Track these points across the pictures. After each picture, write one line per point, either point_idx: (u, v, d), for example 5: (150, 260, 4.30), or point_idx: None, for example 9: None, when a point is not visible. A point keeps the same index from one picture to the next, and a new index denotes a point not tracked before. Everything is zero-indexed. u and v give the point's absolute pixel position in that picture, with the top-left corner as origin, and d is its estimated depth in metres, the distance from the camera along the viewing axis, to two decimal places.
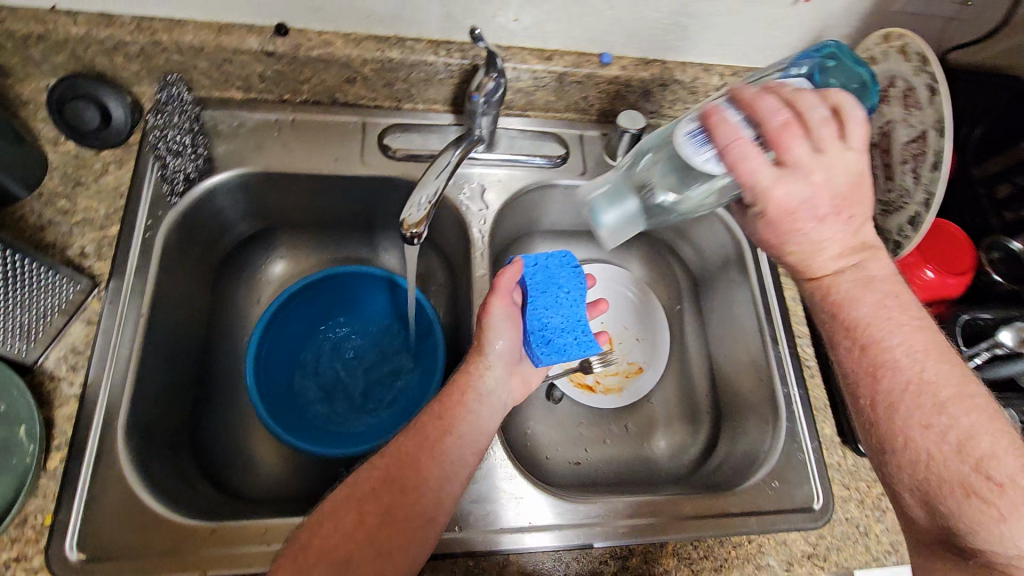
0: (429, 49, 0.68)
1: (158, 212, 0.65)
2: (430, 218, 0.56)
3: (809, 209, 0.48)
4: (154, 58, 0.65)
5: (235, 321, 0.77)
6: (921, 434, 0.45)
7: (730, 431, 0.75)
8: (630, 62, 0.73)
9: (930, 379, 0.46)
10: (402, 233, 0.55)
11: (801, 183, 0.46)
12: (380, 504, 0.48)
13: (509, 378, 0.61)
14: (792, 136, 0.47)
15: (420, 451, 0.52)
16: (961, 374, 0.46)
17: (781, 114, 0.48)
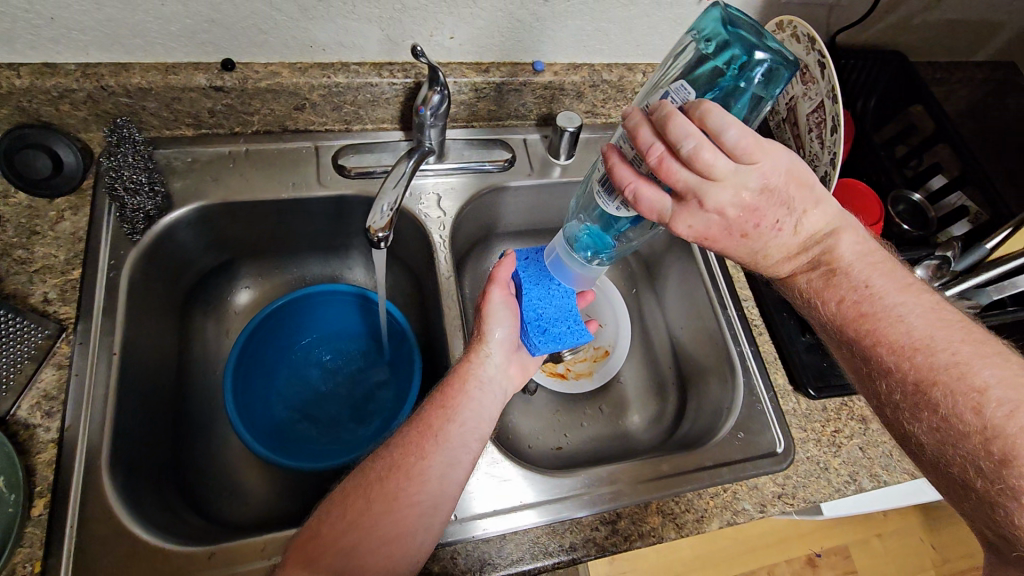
0: (373, 71, 0.73)
1: (120, 252, 0.65)
2: (394, 222, 0.58)
3: (718, 226, 0.52)
4: (101, 102, 0.67)
5: (207, 354, 0.77)
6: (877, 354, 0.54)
7: (695, 396, 0.81)
8: (561, 68, 0.80)
9: (880, 306, 0.54)
10: (368, 238, 0.57)
11: (699, 212, 0.50)
12: (385, 492, 0.52)
13: (508, 366, 0.64)
14: (673, 170, 0.48)
15: (426, 440, 0.56)
16: (914, 308, 0.54)
17: (657, 147, 0.48)
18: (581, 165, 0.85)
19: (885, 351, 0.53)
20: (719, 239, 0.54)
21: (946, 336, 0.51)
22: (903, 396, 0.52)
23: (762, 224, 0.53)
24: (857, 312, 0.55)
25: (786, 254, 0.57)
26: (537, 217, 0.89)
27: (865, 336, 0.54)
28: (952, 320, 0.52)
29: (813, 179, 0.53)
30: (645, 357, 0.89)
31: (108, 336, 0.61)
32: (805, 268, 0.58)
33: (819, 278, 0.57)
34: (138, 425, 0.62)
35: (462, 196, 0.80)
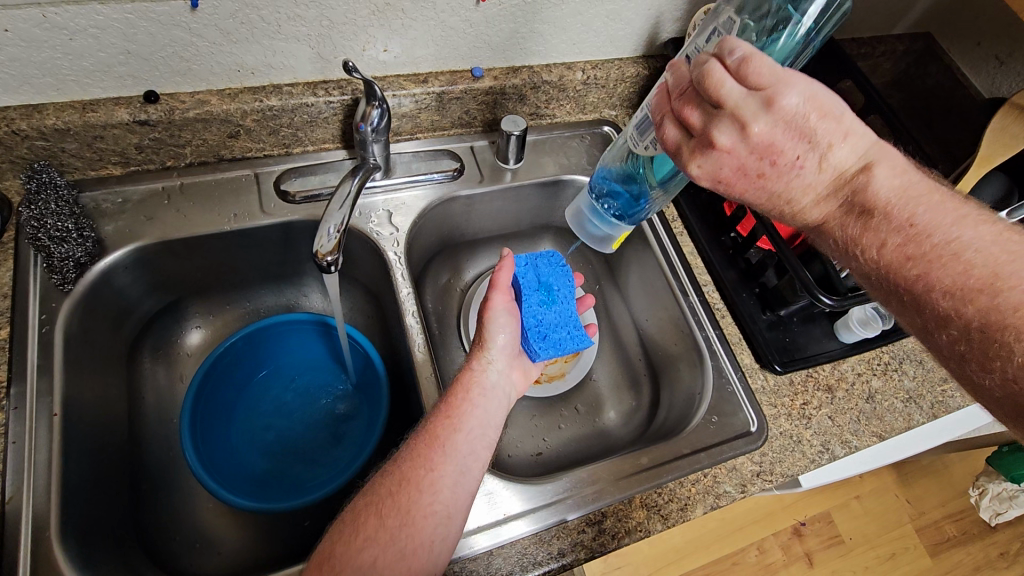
0: (308, 91, 0.71)
1: (51, 304, 0.61)
2: (342, 244, 0.56)
3: (736, 170, 0.50)
4: (15, 148, 0.62)
5: (160, 401, 0.73)
6: (932, 299, 0.48)
7: (667, 385, 0.81)
8: (500, 72, 0.79)
9: (932, 244, 0.48)
10: (316, 264, 0.55)
11: (709, 151, 0.49)
12: (398, 506, 0.51)
13: (511, 372, 0.64)
14: (689, 107, 0.49)
15: (434, 450, 0.54)
16: (983, 237, 0.48)
17: (682, 86, 0.51)
18: (531, 168, 0.84)
19: (944, 294, 0.48)
20: (737, 182, 0.51)
21: (1008, 274, 0.46)
22: (964, 345, 0.47)
23: (781, 162, 0.49)
24: (903, 254, 0.49)
25: (813, 196, 0.52)
26: (494, 224, 0.88)
27: (915, 281, 0.49)
28: (1017, 251, 0.47)
29: (841, 110, 0.48)
30: (617, 352, 0.90)
31: (46, 396, 0.57)
32: (838, 213, 0.52)
33: (855, 222, 0.51)
34: (89, 488, 0.58)
35: (412, 211, 0.78)
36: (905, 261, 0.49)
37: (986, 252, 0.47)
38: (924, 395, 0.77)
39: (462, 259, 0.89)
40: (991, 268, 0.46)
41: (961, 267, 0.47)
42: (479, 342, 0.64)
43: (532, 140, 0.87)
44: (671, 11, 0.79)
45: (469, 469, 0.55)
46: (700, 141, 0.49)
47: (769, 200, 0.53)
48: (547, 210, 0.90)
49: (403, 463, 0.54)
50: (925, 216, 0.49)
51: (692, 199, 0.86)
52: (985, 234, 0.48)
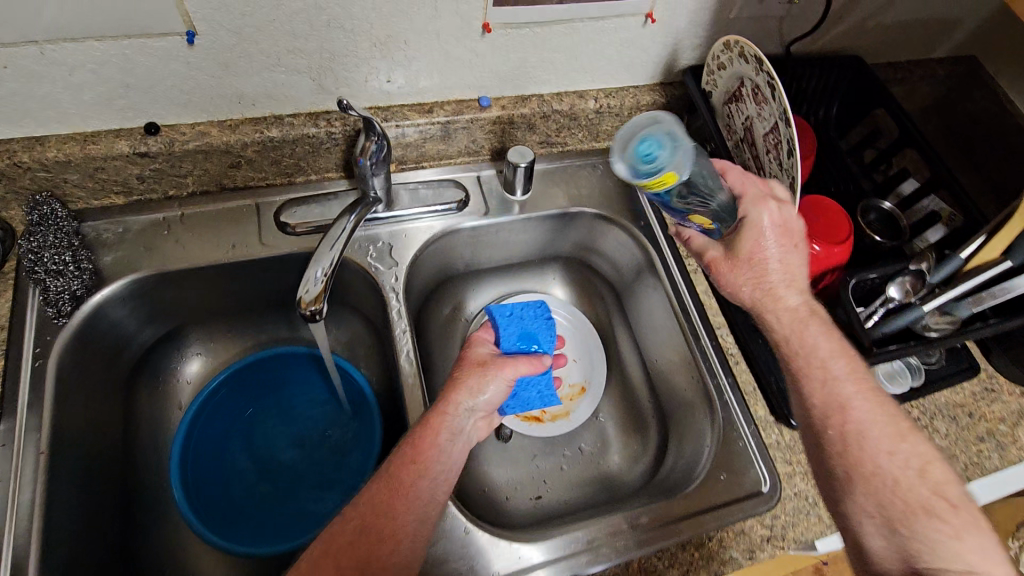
0: (309, 121, 0.69)
1: (46, 338, 0.61)
2: (329, 289, 0.55)
3: (785, 228, 0.61)
4: (18, 179, 0.62)
5: (156, 431, 0.73)
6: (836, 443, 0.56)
7: (675, 432, 0.77)
8: (508, 101, 0.77)
9: (857, 399, 0.57)
10: (301, 312, 0.53)
11: (785, 204, 0.61)
12: (357, 558, 0.49)
13: (481, 416, 0.62)
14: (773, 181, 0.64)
15: (397, 498, 0.53)
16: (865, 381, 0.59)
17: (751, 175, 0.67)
18: (539, 198, 0.81)
19: (844, 446, 0.56)
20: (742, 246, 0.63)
21: (901, 458, 0.54)
22: (845, 474, 0.55)
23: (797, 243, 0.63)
24: (825, 379, 0.58)
25: (784, 291, 0.62)
26: (499, 254, 0.86)
27: (833, 377, 0.58)
28: (883, 398, 0.58)
29: None
30: (625, 391, 0.86)
31: (34, 432, 0.57)
32: (806, 306, 0.62)
33: (819, 318, 0.62)
34: (74, 526, 0.58)
35: (413, 244, 0.76)
36: (823, 405, 0.58)
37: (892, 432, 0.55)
38: (956, 456, 0.71)
39: (466, 290, 0.87)
40: (893, 447, 0.55)
41: (869, 433, 0.55)
42: (466, 387, 0.62)
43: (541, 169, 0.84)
44: (690, 37, 0.75)
45: (428, 513, 0.54)
46: (756, 206, 0.61)
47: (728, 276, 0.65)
48: (555, 240, 0.87)
49: (363, 510, 0.52)
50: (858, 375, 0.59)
51: None
52: (898, 417, 0.56)
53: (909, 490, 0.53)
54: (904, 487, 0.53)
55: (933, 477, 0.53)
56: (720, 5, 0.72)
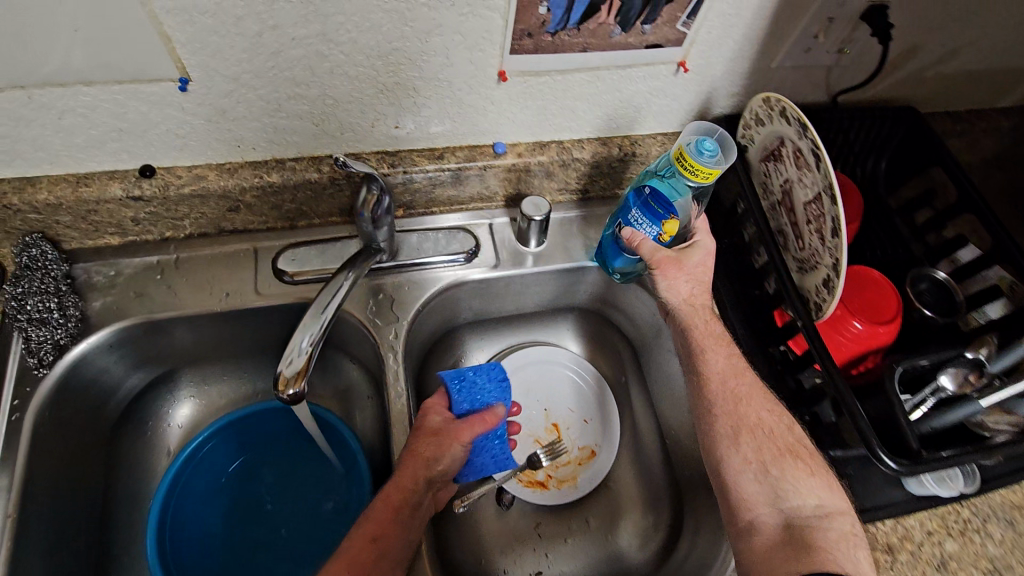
0: (312, 166, 0.65)
1: (25, 388, 0.58)
2: (313, 362, 0.52)
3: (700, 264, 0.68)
4: (8, 221, 0.60)
5: (140, 480, 0.70)
6: (737, 441, 0.61)
7: (693, 512, 0.71)
8: (525, 148, 0.72)
9: (756, 400, 0.63)
10: (279, 388, 0.50)
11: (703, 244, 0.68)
12: None
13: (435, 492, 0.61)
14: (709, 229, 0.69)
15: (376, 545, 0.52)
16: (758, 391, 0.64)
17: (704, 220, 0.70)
18: (554, 250, 0.76)
19: (743, 436, 0.61)
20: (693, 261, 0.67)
21: (792, 460, 0.60)
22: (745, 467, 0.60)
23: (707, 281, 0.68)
24: (731, 378, 0.64)
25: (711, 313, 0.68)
26: (510, 305, 0.81)
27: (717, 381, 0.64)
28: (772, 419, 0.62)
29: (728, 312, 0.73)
30: (638, 459, 0.79)
31: (2, 492, 0.54)
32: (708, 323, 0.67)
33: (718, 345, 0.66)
34: None
35: (416, 296, 0.71)
36: (726, 403, 0.63)
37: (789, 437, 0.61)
38: (1011, 567, 0.63)
39: (471, 342, 0.82)
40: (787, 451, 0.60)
41: (768, 436, 0.61)
42: (423, 458, 0.59)
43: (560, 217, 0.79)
44: (726, 86, 0.69)
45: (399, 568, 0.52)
46: (707, 239, 0.68)
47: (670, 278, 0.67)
48: (570, 291, 0.82)
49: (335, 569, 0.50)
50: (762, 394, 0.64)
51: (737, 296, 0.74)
52: (791, 427, 0.62)
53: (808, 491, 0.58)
54: (803, 489, 0.58)
55: (819, 480, 0.59)
56: (760, 54, 0.65)
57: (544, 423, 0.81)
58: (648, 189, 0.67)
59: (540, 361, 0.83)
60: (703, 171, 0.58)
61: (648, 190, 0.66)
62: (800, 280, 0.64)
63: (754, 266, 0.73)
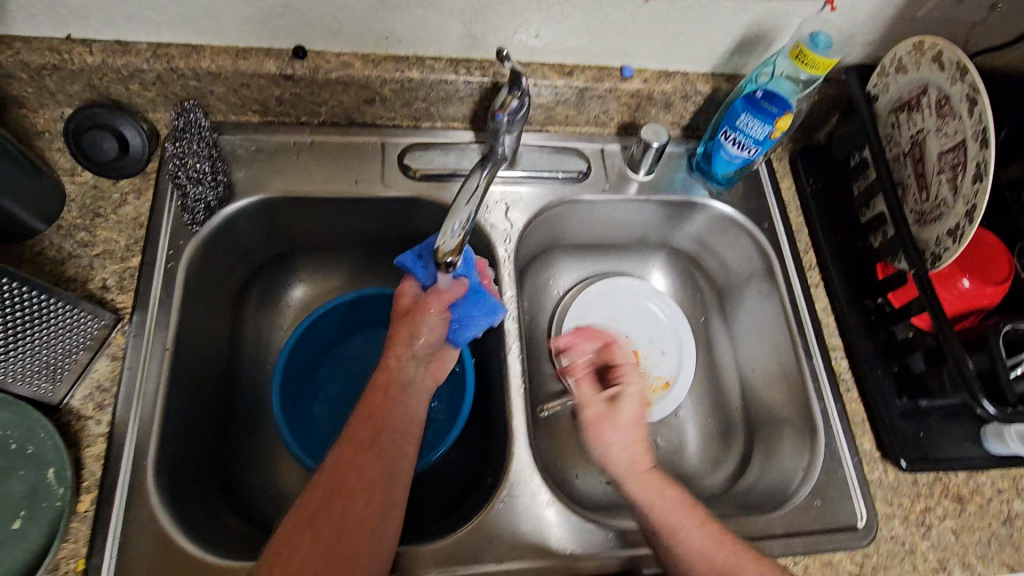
0: (449, 67, 0.68)
1: (179, 242, 0.64)
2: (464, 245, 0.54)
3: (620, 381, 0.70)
4: (170, 85, 0.64)
5: (258, 347, 0.76)
6: (671, 536, 0.57)
7: (767, 444, 0.75)
8: (651, 75, 0.72)
9: (655, 485, 0.61)
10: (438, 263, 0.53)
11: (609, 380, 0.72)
12: (330, 517, 0.50)
13: (427, 370, 0.65)
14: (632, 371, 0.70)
15: (359, 454, 0.54)
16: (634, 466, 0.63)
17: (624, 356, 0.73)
18: (660, 183, 0.79)
19: None
20: (608, 430, 0.66)
21: (661, 493, 0.60)
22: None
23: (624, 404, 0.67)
24: (636, 462, 0.63)
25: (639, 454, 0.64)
26: (606, 231, 0.84)
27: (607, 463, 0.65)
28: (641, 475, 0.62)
29: None
30: (713, 393, 0.83)
31: (162, 329, 0.60)
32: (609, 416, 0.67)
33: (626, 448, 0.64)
34: (183, 424, 0.61)
35: (528, 210, 0.74)
36: (664, 508, 0.59)
37: (731, 553, 0.55)
38: None
39: (563, 261, 0.87)
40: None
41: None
42: (400, 338, 0.64)
43: (672, 151, 0.81)
44: (864, 32, 0.68)
45: (395, 477, 0.55)
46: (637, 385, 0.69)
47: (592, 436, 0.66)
48: (669, 226, 0.84)
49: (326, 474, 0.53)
50: (690, 502, 0.60)
51: (838, 249, 0.76)
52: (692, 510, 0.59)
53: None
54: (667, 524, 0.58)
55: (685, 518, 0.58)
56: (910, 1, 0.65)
57: (625, 350, 0.84)
58: (761, 90, 0.66)
59: (628, 290, 0.86)
60: (815, 61, 0.59)
61: (761, 92, 0.66)
62: (915, 232, 0.65)
63: (858, 220, 0.75)
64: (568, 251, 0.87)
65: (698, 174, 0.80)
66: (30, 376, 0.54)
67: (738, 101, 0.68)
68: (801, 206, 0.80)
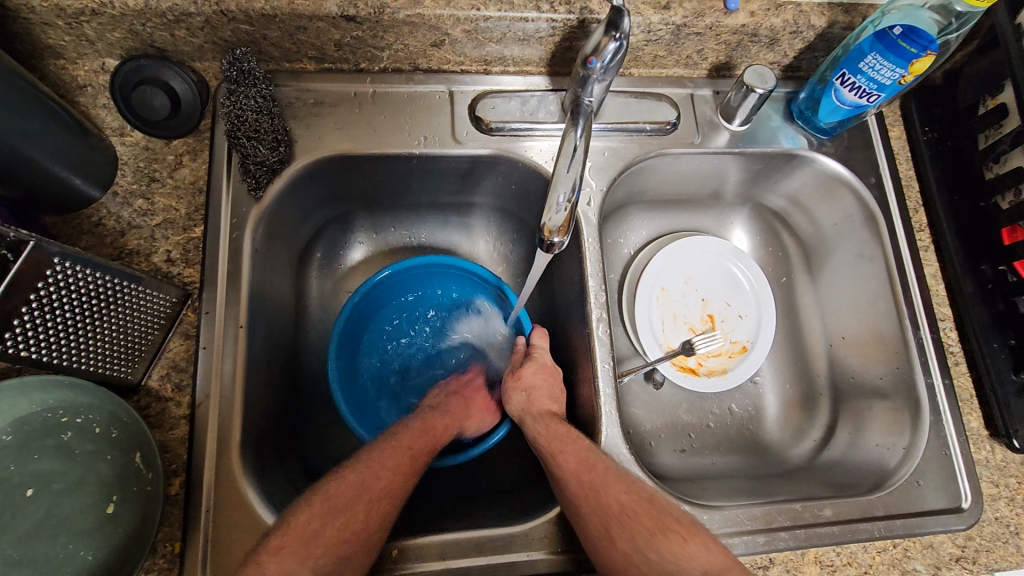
0: (531, 3, 0.59)
1: (242, 209, 0.59)
2: (573, 218, 0.50)
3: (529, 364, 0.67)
4: (220, 29, 0.57)
5: (323, 312, 0.74)
6: (551, 463, 0.56)
7: (854, 414, 0.71)
8: (759, 7, 0.62)
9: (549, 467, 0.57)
10: (541, 240, 0.51)
11: (516, 385, 0.66)
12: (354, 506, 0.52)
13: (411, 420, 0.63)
14: (536, 373, 0.66)
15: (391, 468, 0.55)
16: (584, 447, 0.56)
17: (540, 369, 0.66)
18: (757, 132, 0.70)
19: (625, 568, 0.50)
20: (527, 372, 0.66)
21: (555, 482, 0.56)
22: (599, 545, 0.52)
23: (524, 380, 0.65)
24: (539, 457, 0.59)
25: (550, 403, 0.63)
26: (687, 185, 0.77)
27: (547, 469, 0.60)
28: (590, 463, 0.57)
29: (577, 439, 0.57)
30: (795, 360, 0.78)
31: (233, 306, 0.57)
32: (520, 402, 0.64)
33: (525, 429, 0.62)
34: (261, 399, 0.59)
35: (610, 167, 0.68)
36: (547, 437, 0.58)
37: (599, 473, 0.54)
38: None
39: (636, 219, 0.81)
40: (658, 523, 0.52)
41: (633, 519, 0.52)
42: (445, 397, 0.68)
43: (778, 94, 0.72)
44: None
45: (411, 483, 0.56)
46: (536, 380, 0.65)
47: (508, 393, 0.66)
48: (759, 180, 0.77)
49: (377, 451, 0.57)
50: (575, 434, 0.58)
51: (952, 208, 0.69)
52: (577, 470, 0.55)
53: (693, 558, 0.49)
54: (591, 509, 0.53)
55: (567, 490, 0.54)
56: None
57: (699, 313, 0.79)
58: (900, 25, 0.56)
59: (702, 247, 0.80)
60: None
61: (901, 27, 0.56)
62: None
63: (982, 177, 0.66)
64: (644, 207, 0.81)
65: (799, 123, 0.71)
66: (113, 363, 0.50)
67: (866, 38, 0.58)
68: (912, 158, 0.73)
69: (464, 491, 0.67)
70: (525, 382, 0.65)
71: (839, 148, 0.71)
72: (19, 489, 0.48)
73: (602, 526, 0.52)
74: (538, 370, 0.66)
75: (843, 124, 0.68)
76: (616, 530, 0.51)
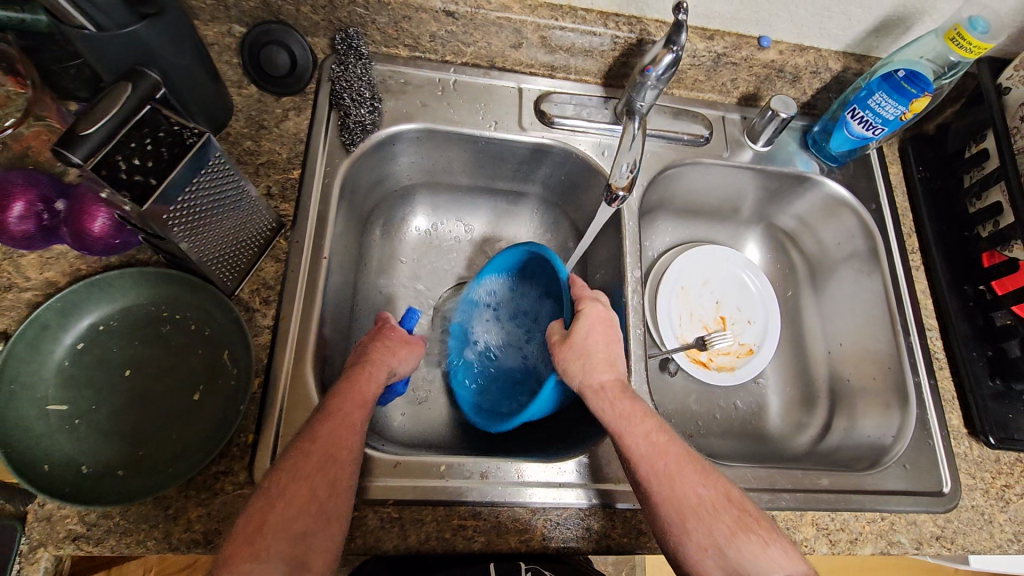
0: (600, 20, 0.70)
1: (335, 160, 0.68)
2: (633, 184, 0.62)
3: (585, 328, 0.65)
4: (339, 9, 0.67)
5: (379, 271, 0.81)
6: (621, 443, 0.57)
7: (849, 410, 0.79)
8: (787, 47, 0.74)
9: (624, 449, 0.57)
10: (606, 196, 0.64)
11: (570, 347, 0.64)
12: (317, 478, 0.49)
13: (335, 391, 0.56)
14: (592, 334, 0.64)
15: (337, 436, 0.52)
16: (658, 437, 0.57)
17: (595, 331, 0.64)
18: (777, 154, 0.81)
19: (696, 554, 0.52)
20: (580, 335, 0.64)
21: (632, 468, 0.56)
22: (670, 530, 0.54)
23: (579, 346, 0.63)
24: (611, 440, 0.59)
25: (608, 369, 0.63)
26: (712, 198, 0.88)
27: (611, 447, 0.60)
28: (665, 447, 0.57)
29: (650, 418, 0.59)
30: (796, 363, 0.86)
31: (319, 239, 0.64)
32: (579, 374, 0.62)
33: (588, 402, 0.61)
34: (328, 327, 0.66)
35: (649, 167, 0.77)
36: (616, 414, 0.59)
37: (674, 462, 0.56)
38: None
39: (663, 226, 0.91)
40: (739, 522, 0.53)
41: (710, 513, 0.54)
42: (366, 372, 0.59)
43: (796, 125, 0.84)
44: None
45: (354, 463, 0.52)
46: (595, 344, 0.63)
47: (563, 358, 0.64)
48: (773, 200, 0.88)
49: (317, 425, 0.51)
50: (645, 411, 0.59)
51: (941, 236, 0.79)
52: (659, 458, 0.56)
53: (773, 561, 0.52)
54: (667, 497, 0.54)
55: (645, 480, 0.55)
56: None
57: (713, 314, 0.87)
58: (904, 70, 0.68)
59: (718, 256, 0.90)
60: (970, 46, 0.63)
61: (904, 71, 0.68)
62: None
63: (966, 211, 0.77)
64: (671, 215, 0.90)
65: (813, 151, 0.82)
66: (217, 267, 0.57)
67: (876, 79, 0.70)
68: (907, 193, 0.83)
69: (494, 441, 0.73)
70: (578, 346, 0.63)
71: (846, 175, 0.82)
72: (119, 369, 0.55)
73: (679, 516, 0.53)
74: (594, 332, 0.64)
75: (846, 155, 0.80)
76: (693, 522, 0.53)
